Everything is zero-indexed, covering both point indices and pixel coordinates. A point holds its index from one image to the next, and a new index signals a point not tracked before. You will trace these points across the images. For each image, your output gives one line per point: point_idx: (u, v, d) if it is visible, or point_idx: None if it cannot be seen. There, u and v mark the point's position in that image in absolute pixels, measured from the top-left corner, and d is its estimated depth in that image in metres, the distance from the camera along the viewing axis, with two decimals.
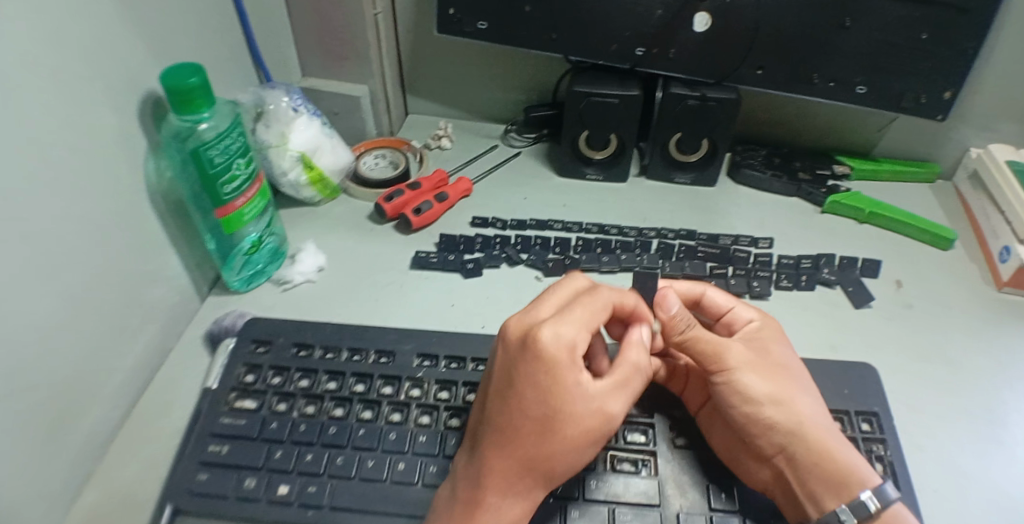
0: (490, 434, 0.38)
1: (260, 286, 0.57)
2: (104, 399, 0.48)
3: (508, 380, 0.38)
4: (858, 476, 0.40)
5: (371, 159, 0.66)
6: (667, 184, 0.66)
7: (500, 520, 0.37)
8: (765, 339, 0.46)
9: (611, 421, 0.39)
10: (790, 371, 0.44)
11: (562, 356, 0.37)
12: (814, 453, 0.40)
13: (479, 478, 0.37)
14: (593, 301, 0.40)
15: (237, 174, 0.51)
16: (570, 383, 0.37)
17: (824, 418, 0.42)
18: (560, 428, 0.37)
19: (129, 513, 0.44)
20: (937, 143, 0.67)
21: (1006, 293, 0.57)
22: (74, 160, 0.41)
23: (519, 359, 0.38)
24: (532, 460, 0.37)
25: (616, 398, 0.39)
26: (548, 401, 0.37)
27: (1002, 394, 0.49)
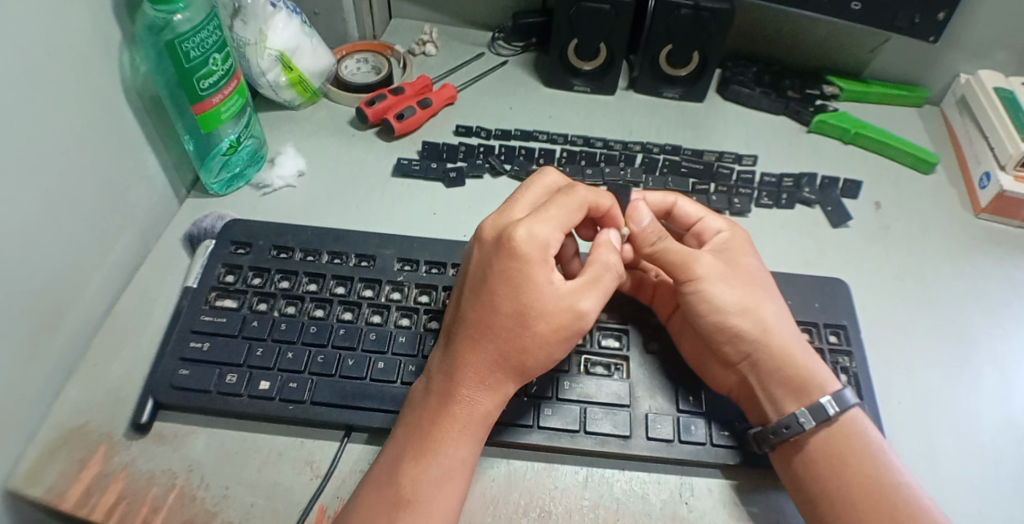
0: (463, 330, 0.39)
1: (238, 191, 0.55)
2: (82, 300, 0.47)
3: (482, 277, 0.39)
4: (820, 381, 0.42)
5: (352, 63, 0.64)
6: (655, 99, 0.65)
7: (475, 411, 0.38)
8: (734, 252, 0.46)
9: (581, 319, 0.39)
10: (755, 282, 0.45)
11: (533, 251, 0.38)
12: (780, 361, 0.42)
13: (453, 372, 0.39)
14: (567, 201, 0.41)
15: (215, 70, 0.48)
16: (540, 278, 0.38)
17: (788, 329, 0.43)
18: (531, 321, 0.38)
19: (113, 406, 0.44)
20: (928, 67, 0.66)
21: (981, 218, 0.58)
22: (35, 42, 0.39)
23: (493, 256, 0.39)
24: (503, 351, 0.38)
25: (588, 297, 0.40)
26: (518, 294, 0.38)
27: (961, 309, 0.52)
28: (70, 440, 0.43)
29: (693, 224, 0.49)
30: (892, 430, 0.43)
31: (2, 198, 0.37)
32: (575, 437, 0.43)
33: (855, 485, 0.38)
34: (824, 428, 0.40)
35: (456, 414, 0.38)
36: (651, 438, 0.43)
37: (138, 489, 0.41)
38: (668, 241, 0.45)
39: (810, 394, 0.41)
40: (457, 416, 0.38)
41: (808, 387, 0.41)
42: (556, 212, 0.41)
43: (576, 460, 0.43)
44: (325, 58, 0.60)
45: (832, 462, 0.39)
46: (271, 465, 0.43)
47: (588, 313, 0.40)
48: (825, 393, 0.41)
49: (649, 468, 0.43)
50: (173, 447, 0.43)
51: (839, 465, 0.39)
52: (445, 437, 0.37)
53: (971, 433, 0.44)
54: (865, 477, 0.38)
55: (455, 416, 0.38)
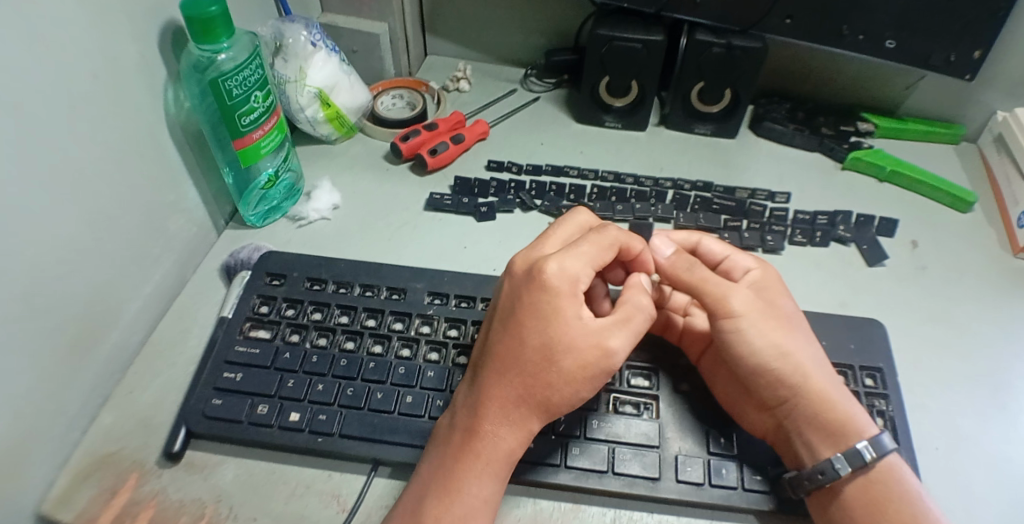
0: (490, 363, 0.39)
1: (276, 222, 0.57)
2: (121, 326, 0.48)
3: (510, 309, 0.40)
4: (856, 425, 0.40)
5: (388, 99, 0.66)
6: (686, 135, 0.65)
7: (498, 449, 0.38)
8: (763, 289, 0.45)
9: (609, 357, 0.39)
10: (789, 323, 0.43)
11: (560, 283, 0.39)
12: (817, 405, 0.41)
13: (478, 406, 0.38)
14: (598, 240, 0.42)
15: (256, 107, 0.50)
16: (567, 311, 0.39)
17: (823, 369, 0.42)
18: (556, 354, 0.38)
19: (146, 434, 0.45)
20: (966, 104, 0.65)
21: (1021, 259, 0.56)
22: (86, 83, 0.41)
23: (522, 287, 0.40)
24: (527, 387, 0.38)
25: (616, 334, 0.39)
26: (545, 326, 0.38)
27: (1010, 357, 0.49)
28: (103, 466, 0.43)
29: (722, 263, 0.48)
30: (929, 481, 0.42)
31: (46, 229, 0.39)
32: (603, 478, 0.42)
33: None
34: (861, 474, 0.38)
35: (479, 451, 0.37)
36: (680, 480, 0.42)
37: (167, 517, 0.41)
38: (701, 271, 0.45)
39: (844, 438, 0.40)
40: (480, 453, 0.37)
41: (844, 432, 0.40)
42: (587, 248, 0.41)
43: (603, 502, 0.42)
44: (362, 94, 0.62)
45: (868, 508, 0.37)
46: (297, 498, 0.43)
47: (618, 350, 0.39)
48: (860, 438, 0.39)
49: (678, 512, 0.42)
50: (203, 476, 0.44)
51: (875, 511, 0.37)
52: (467, 475, 0.37)
53: (1020, 491, 0.42)
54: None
55: (478, 453, 0.37)
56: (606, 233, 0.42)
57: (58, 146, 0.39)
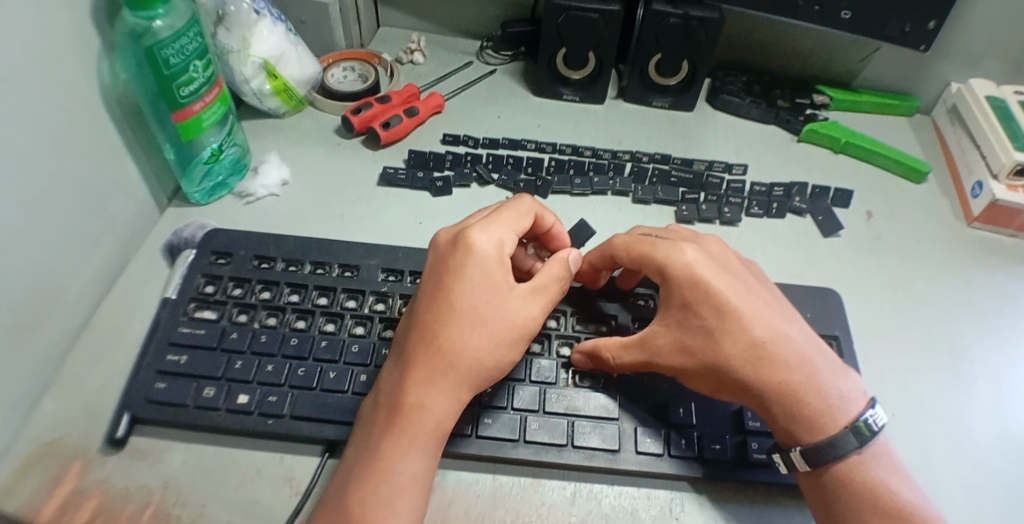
0: (413, 334, 0.38)
1: (222, 199, 0.55)
2: (59, 312, 0.46)
3: (436, 278, 0.40)
4: (817, 424, 0.38)
5: (339, 71, 0.64)
6: (644, 108, 0.64)
7: (426, 421, 0.36)
8: (683, 289, 0.41)
9: (531, 324, 0.40)
10: (720, 332, 0.40)
11: (485, 249, 0.39)
12: (783, 407, 0.39)
13: (403, 377, 0.37)
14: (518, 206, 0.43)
15: (195, 77, 0.48)
16: (494, 276, 0.39)
17: (772, 365, 0.39)
18: (484, 321, 0.38)
19: (87, 423, 0.43)
20: (918, 77, 0.65)
21: (974, 228, 0.57)
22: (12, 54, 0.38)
23: (449, 256, 0.40)
24: (455, 354, 0.37)
25: (536, 301, 0.41)
26: (473, 294, 0.38)
27: (956, 323, 0.51)
28: (44, 457, 0.41)
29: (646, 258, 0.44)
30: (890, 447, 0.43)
31: None
32: (562, 451, 0.42)
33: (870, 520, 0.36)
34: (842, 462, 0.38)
35: (408, 425, 0.36)
36: (640, 452, 0.42)
37: (114, 506, 0.40)
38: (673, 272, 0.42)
39: (811, 437, 0.38)
40: (408, 427, 0.36)
41: (812, 436, 0.38)
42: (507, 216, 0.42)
43: (563, 475, 0.42)
44: (311, 66, 0.59)
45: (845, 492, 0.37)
46: (250, 482, 0.41)
47: (538, 315, 0.40)
48: (824, 437, 0.38)
49: (637, 483, 0.42)
50: (150, 462, 0.42)
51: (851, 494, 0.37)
52: (396, 451, 0.36)
53: (969, 452, 0.43)
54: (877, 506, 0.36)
55: (406, 427, 0.36)
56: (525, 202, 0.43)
57: None
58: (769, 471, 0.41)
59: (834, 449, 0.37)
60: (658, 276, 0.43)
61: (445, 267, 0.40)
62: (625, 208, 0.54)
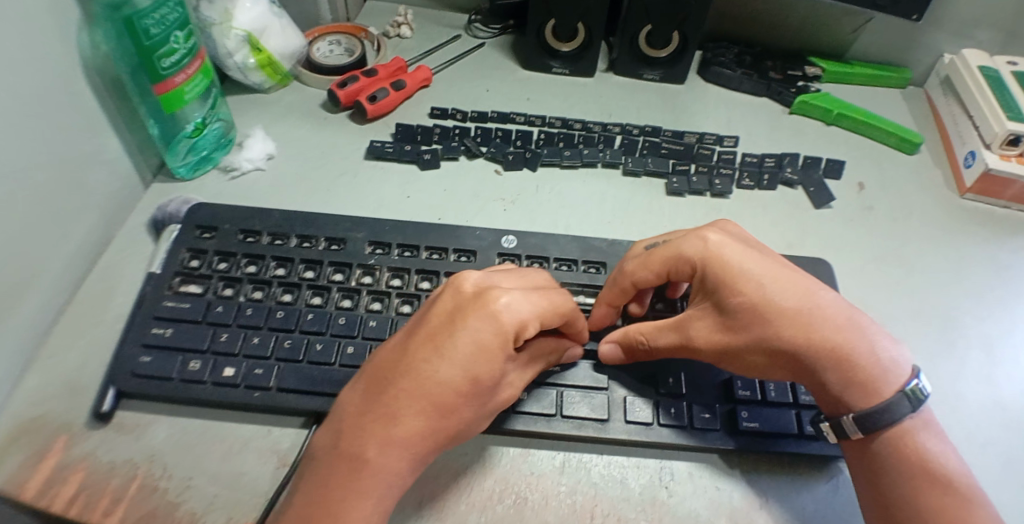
0: (398, 387, 0.34)
1: (207, 173, 0.54)
2: (43, 288, 0.45)
3: (443, 331, 0.35)
4: (876, 388, 0.38)
5: (325, 46, 0.63)
6: (635, 81, 0.64)
7: (381, 483, 0.33)
8: (738, 272, 0.39)
9: (508, 401, 0.38)
10: (765, 306, 0.38)
11: (511, 331, 0.35)
12: (837, 373, 0.38)
13: (373, 430, 0.34)
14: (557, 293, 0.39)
15: (176, 48, 0.47)
16: (508, 359, 0.35)
17: (822, 328, 0.38)
18: (478, 397, 0.35)
19: (71, 398, 0.43)
20: (911, 48, 0.65)
21: (966, 199, 0.57)
22: None
23: (466, 315, 0.35)
24: (437, 423, 0.34)
25: (520, 379, 0.39)
26: (482, 368, 0.34)
27: (948, 291, 0.51)
28: (28, 431, 0.41)
29: (671, 251, 0.42)
30: None
31: None
32: (551, 421, 0.41)
33: (915, 482, 0.36)
34: (892, 426, 0.37)
35: (369, 485, 0.33)
36: (629, 421, 0.41)
37: (99, 480, 0.39)
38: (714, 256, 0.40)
39: (863, 401, 0.38)
40: (368, 487, 0.33)
41: (864, 403, 0.38)
42: (546, 296, 0.38)
43: (552, 445, 0.42)
44: (295, 38, 0.59)
45: (895, 455, 0.37)
46: (235, 454, 0.41)
47: (518, 390, 0.38)
48: (880, 401, 0.37)
49: (628, 452, 0.42)
50: (134, 436, 0.41)
51: (900, 457, 0.37)
52: (352, 512, 0.33)
53: (958, 417, 0.43)
54: (924, 469, 0.36)
55: (366, 486, 0.33)
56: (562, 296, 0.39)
57: None
58: (760, 438, 0.41)
59: (893, 412, 0.37)
60: (688, 262, 0.41)
61: (457, 322, 0.35)
62: (615, 180, 0.55)
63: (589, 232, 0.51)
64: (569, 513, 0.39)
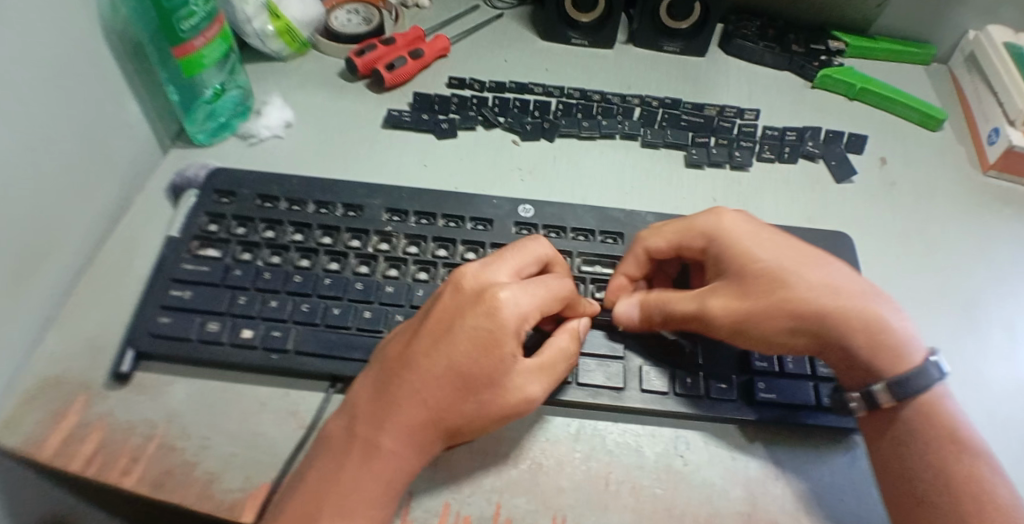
0: (401, 375, 0.34)
1: (225, 141, 0.54)
2: (61, 250, 0.45)
3: (444, 322, 0.35)
4: (903, 355, 0.37)
5: (343, 15, 0.62)
6: (655, 53, 0.63)
7: (387, 471, 0.33)
8: (754, 243, 0.40)
9: (525, 407, 0.36)
10: (784, 271, 0.38)
11: (510, 322, 0.35)
12: (864, 339, 0.37)
13: (379, 418, 0.34)
14: (556, 281, 0.38)
15: (196, 12, 0.47)
16: (509, 350, 0.35)
17: (848, 295, 0.38)
18: (481, 390, 0.34)
19: (90, 359, 0.43)
20: (936, 23, 0.64)
21: (989, 177, 0.56)
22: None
23: (467, 308, 0.35)
24: (441, 412, 0.34)
25: (537, 383, 0.36)
26: (481, 359, 0.34)
27: (970, 267, 0.50)
28: (46, 391, 0.41)
29: (686, 224, 0.42)
30: None
31: None
32: (566, 389, 0.41)
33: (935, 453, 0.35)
34: (924, 394, 0.37)
35: (375, 473, 0.33)
36: (645, 390, 0.41)
37: (117, 439, 0.40)
38: (725, 229, 0.41)
39: (890, 369, 0.37)
40: (374, 474, 0.33)
41: (896, 369, 0.37)
42: (544, 284, 0.37)
43: (567, 413, 0.41)
44: (312, 7, 0.59)
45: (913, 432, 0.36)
46: (253, 416, 0.41)
47: (537, 398, 0.36)
48: (912, 367, 0.37)
49: (642, 421, 0.41)
50: (152, 397, 0.42)
51: (930, 423, 0.36)
52: (358, 498, 0.33)
53: (978, 391, 0.43)
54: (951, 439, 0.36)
55: (373, 474, 0.33)
56: (562, 282, 0.38)
57: None
58: (776, 409, 0.41)
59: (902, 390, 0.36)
60: (700, 236, 0.42)
61: (458, 314, 0.35)
62: (633, 151, 0.54)
63: (607, 202, 0.51)
64: (584, 479, 0.39)
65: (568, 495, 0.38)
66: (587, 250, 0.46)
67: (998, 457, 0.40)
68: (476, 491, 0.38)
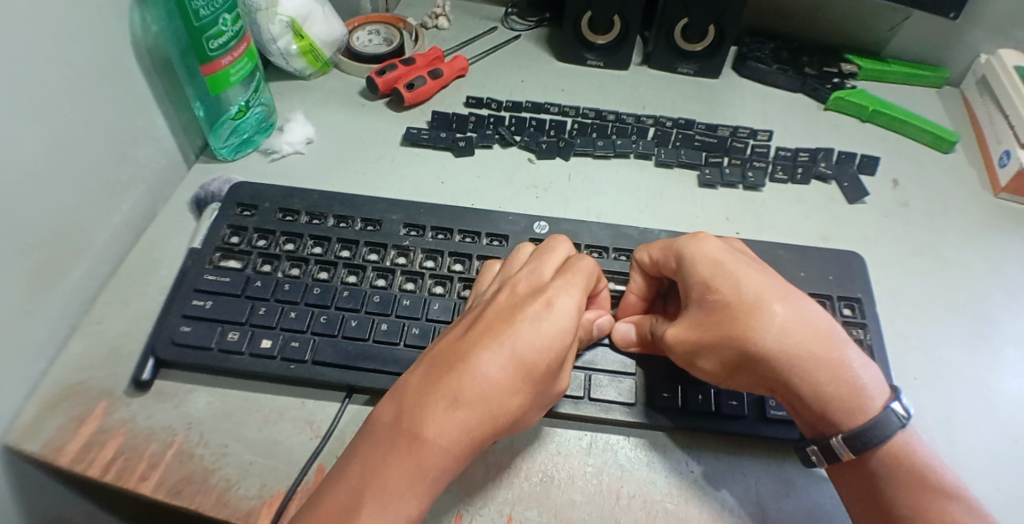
0: (458, 371, 0.34)
1: (247, 156, 0.56)
2: (87, 259, 0.47)
3: (504, 319, 0.35)
4: (858, 406, 0.36)
5: (364, 35, 0.65)
6: (669, 74, 0.64)
7: (436, 461, 0.33)
8: (721, 274, 0.38)
9: (557, 392, 0.38)
10: (737, 308, 0.37)
11: (565, 315, 0.36)
12: (809, 385, 0.36)
13: (435, 411, 0.33)
14: (595, 275, 0.39)
15: (224, 31, 0.48)
16: (565, 343, 0.35)
17: (803, 339, 0.36)
18: (534, 383, 0.35)
19: (112, 366, 0.44)
20: (948, 46, 0.65)
21: (1002, 199, 0.56)
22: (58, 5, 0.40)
23: (523, 306, 0.36)
24: (496, 408, 0.34)
25: (569, 372, 0.38)
26: (541, 356, 0.34)
27: (987, 290, 0.50)
28: (69, 396, 0.42)
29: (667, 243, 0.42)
30: (921, 413, 0.42)
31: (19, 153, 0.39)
32: (579, 403, 0.41)
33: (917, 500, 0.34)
34: (884, 445, 0.35)
35: (425, 464, 0.32)
36: (656, 406, 0.41)
37: (137, 445, 0.40)
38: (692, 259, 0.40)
39: (847, 421, 0.36)
40: (424, 466, 0.32)
41: (850, 421, 0.36)
42: (587, 280, 0.38)
43: (579, 427, 0.42)
44: (337, 28, 0.61)
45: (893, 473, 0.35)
46: (270, 425, 0.42)
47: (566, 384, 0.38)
48: (866, 418, 0.35)
49: (653, 437, 0.42)
50: (172, 404, 0.43)
51: (894, 469, 0.35)
52: (405, 490, 0.32)
53: (994, 415, 0.43)
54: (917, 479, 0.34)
55: (422, 464, 0.32)
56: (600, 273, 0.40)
57: (28, 68, 0.38)
58: (788, 428, 0.41)
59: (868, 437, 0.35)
60: (674, 261, 0.41)
61: (516, 311, 0.36)
62: (647, 171, 0.55)
63: (621, 220, 0.51)
64: (596, 493, 0.39)
65: (579, 509, 0.38)
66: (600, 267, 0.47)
67: (1011, 480, 0.39)
68: (489, 503, 0.38)
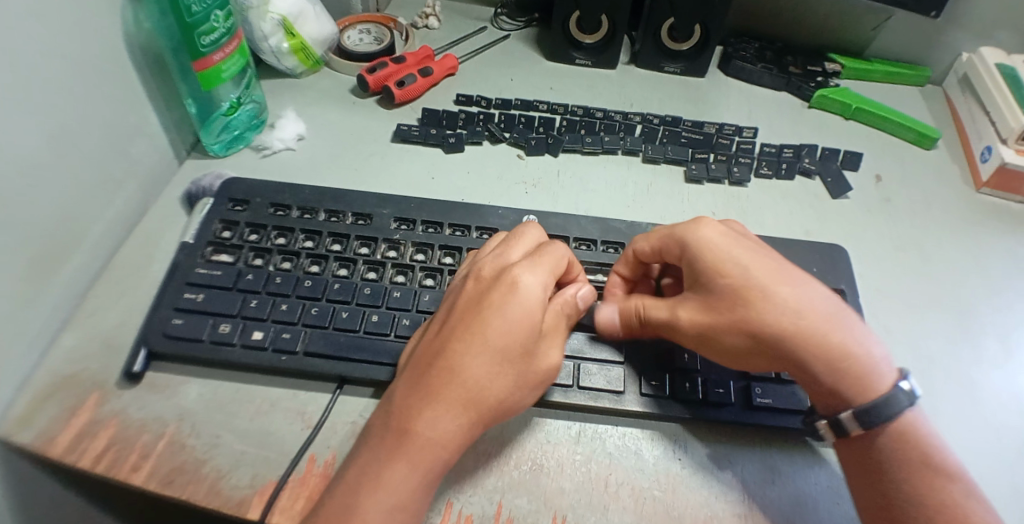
0: (437, 364, 0.35)
1: (239, 152, 0.57)
2: (79, 253, 0.47)
3: (471, 309, 0.36)
4: (871, 381, 0.37)
5: (355, 34, 0.66)
6: (656, 73, 0.66)
7: (430, 451, 0.34)
8: (725, 256, 0.39)
9: (551, 372, 0.38)
10: (748, 290, 0.38)
11: (531, 294, 0.36)
12: (823, 363, 0.37)
13: (418, 404, 0.34)
14: (561, 257, 0.39)
15: (216, 27, 0.49)
16: (534, 323, 0.36)
17: (812, 317, 0.38)
18: (513, 364, 0.35)
19: (104, 359, 0.44)
20: (929, 46, 0.66)
21: (983, 194, 0.58)
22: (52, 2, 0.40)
23: (487, 291, 0.37)
24: (476, 391, 0.34)
25: (556, 349, 0.38)
26: (511, 339, 0.35)
27: (968, 281, 0.51)
28: (60, 388, 0.42)
29: (668, 230, 0.43)
30: None
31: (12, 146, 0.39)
32: (568, 392, 0.42)
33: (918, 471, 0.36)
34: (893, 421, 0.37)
35: (416, 457, 0.33)
36: (644, 394, 0.42)
37: (129, 436, 0.41)
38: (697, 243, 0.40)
39: (858, 396, 0.37)
40: (417, 459, 0.33)
41: (861, 397, 0.37)
42: (552, 262, 0.39)
43: (568, 415, 0.42)
44: (328, 26, 0.62)
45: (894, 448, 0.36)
46: (262, 416, 0.42)
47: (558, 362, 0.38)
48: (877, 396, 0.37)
49: (641, 425, 0.42)
50: (164, 396, 0.43)
51: (898, 442, 0.36)
52: (405, 482, 0.33)
53: (974, 402, 0.44)
54: (921, 453, 0.36)
55: (414, 457, 0.33)
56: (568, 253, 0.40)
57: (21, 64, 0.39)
58: (773, 415, 0.41)
59: (880, 413, 0.36)
60: (677, 246, 0.42)
61: (481, 297, 0.36)
62: (634, 167, 0.56)
63: (608, 214, 0.52)
64: (585, 481, 0.39)
65: (569, 495, 0.38)
66: (588, 259, 0.47)
67: (991, 465, 0.40)
68: (480, 490, 0.38)
